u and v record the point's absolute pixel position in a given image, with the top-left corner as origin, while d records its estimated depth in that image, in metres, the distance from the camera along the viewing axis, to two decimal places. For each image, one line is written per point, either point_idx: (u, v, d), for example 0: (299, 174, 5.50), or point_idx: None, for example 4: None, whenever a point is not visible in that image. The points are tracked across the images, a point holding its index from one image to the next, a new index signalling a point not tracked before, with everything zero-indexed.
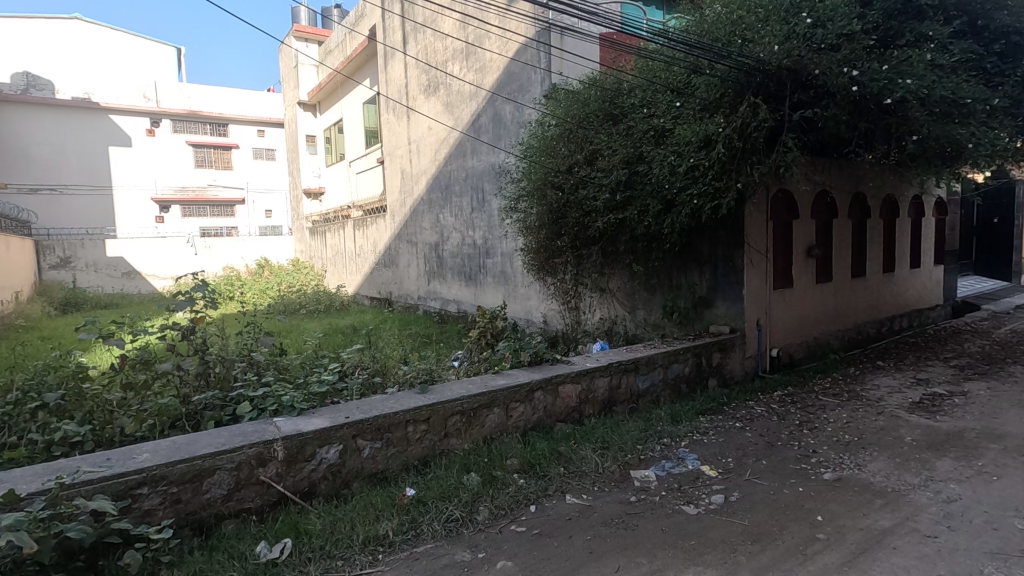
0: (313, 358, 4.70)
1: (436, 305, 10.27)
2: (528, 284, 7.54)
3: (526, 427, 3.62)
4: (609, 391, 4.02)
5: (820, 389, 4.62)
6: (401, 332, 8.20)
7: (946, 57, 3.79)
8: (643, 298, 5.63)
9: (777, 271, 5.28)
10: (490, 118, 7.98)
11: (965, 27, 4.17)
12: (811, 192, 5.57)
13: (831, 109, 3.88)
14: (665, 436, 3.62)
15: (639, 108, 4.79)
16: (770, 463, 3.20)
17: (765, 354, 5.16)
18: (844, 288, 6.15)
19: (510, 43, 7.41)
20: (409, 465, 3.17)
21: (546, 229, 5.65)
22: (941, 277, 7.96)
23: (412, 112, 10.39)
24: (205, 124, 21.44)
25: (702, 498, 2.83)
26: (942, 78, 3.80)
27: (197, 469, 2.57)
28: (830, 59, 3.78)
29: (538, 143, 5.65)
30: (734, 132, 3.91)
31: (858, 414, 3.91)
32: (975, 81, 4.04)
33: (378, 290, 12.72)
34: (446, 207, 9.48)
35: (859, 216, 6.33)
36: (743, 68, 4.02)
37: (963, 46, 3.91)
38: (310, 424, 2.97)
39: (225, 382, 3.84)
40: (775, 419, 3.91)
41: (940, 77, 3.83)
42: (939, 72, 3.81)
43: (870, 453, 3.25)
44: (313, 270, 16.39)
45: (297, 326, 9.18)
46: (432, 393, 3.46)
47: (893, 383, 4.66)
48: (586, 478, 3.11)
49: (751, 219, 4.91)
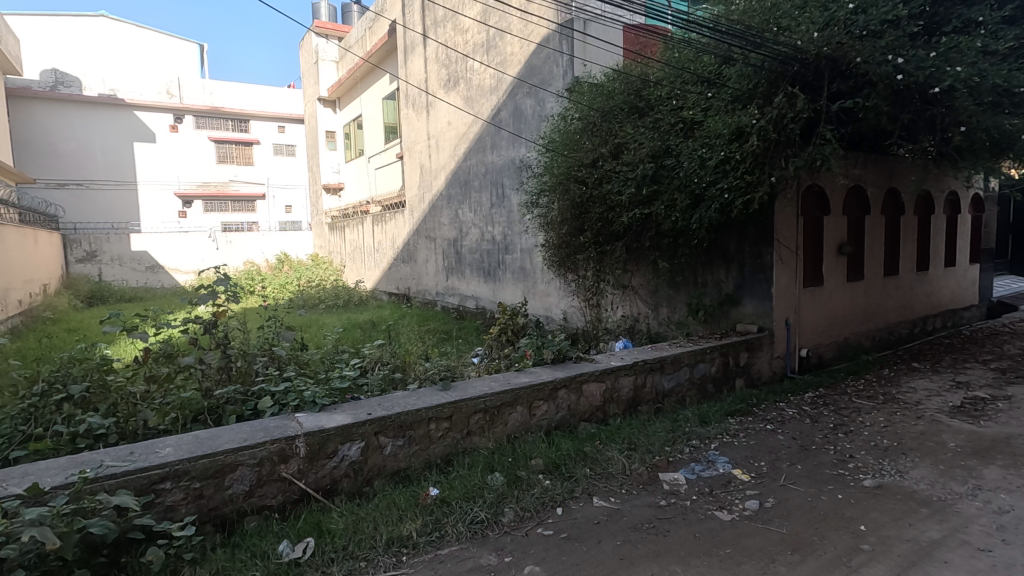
0: (334, 353, 4.68)
1: (454, 301, 10.24)
2: (548, 281, 7.46)
3: (550, 427, 3.54)
4: (634, 390, 3.92)
5: (853, 390, 4.46)
6: (419, 328, 8.17)
7: (999, 44, 3.60)
8: (667, 296, 5.51)
9: (807, 268, 5.12)
10: (511, 112, 7.89)
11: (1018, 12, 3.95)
12: (844, 187, 5.39)
13: (873, 99, 3.71)
14: (693, 438, 3.51)
15: (668, 101, 4.68)
16: (805, 467, 3.08)
17: (794, 355, 5.00)
18: (876, 287, 5.95)
19: (532, 31, 7.28)
20: (431, 464, 3.12)
21: (568, 224, 5.54)
22: (976, 276, 7.67)
23: (431, 107, 10.34)
24: (227, 120, 21.70)
25: (735, 503, 2.72)
26: (994, 65, 3.62)
27: (219, 465, 2.54)
28: (873, 47, 3.61)
29: (560, 137, 5.56)
30: (770, 123, 3.78)
31: (896, 418, 3.75)
32: None
33: (396, 286, 12.73)
34: (465, 203, 9.43)
35: (893, 213, 6.12)
36: (779, 57, 3.88)
37: (1016, 32, 3.72)
38: (332, 420, 2.93)
39: (246, 376, 3.83)
40: (807, 422, 3.78)
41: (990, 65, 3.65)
42: (990, 60, 3.61)
43: (911, 459, 3.11)
44: (332, 265, 16.54)
45: (316, 321, 9.20)
46: (455, 391, 3.40)
47: (931, 386, 4.47)
48: (614, 480, 3.02)
49: (782, 215, 4.76)
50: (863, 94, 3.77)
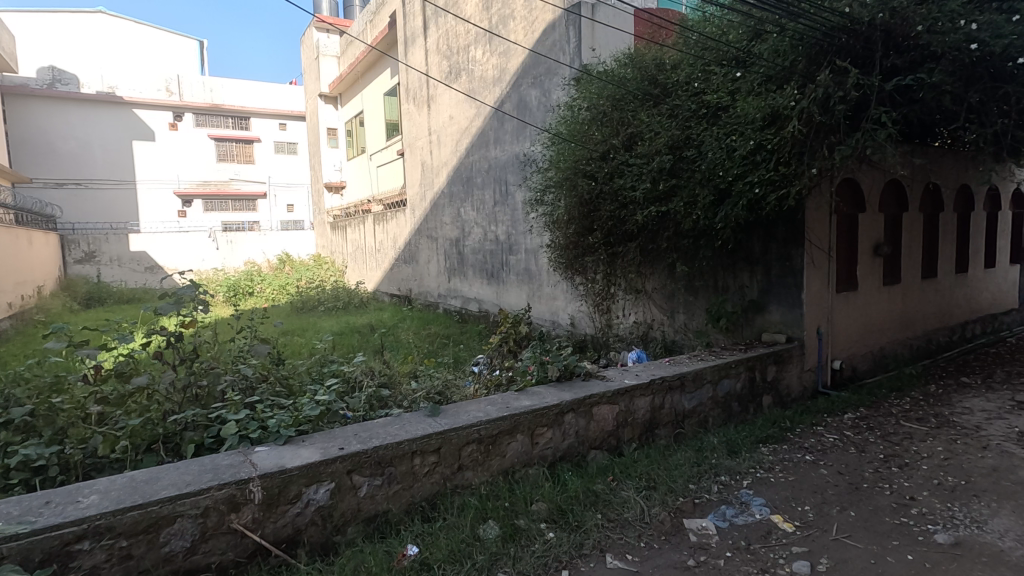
0: (316, 366, 4.11)
1: (457, 303, 9.77)
2: (554, 284, 6.96)
3: (555, 457, 3.06)
4: (651, 412, 3.43)
5: (898, 412, 3.98)
6: (419, 333, 7.71)
7: None
8: (684, 301, 5.00)
9: (841, 272, 4.61)
10: (515, 104, 7.40)
11: None
12: (880, 181, 4.87)
13: (937, 75, 3.22)
14: (722, 473, 3.04)
15: (687, 85, 4.21)
16: (859, 515, 2.62)
17: (826, 368, 4.49)
18: (913, 291, 5.41)
19: (535, 20, 6.82)
20: (414, 507, 2.65)
21: (575, 223, 5.07)
22: (1017, 277, 7.10)
23: (433, 101, 9.86)
24: (227, 117, 21.46)
25: (780, 565, 2.28)
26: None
27: (153, 518, 2.07)
28: (940, 10, 3.16)
29: (566, 129, 5.09)
30: (813, 105, 3.31)
31: (957, 449, 3.29)
32: None
33: (398, 287, 12.28)
34: (467, 201, 8.97)
35: (931, 209, 5.57)
36: (823, 27, 3.40)
37: None
38: (297, 456, 2.45)
39: (211, 400, 3.17)
40: (853, 452, 3.31)
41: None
42: None
43: (987, 505, 2.65)
44: (334, 264, 16.20)
45: (311, 326, 8.75)
46: (444, 416, 2.92)
47: (989, 407, 3.99)
48: (630, 529, 2.57)
49: (815, 212, 4.26)
50: (923, 70, 3.28)
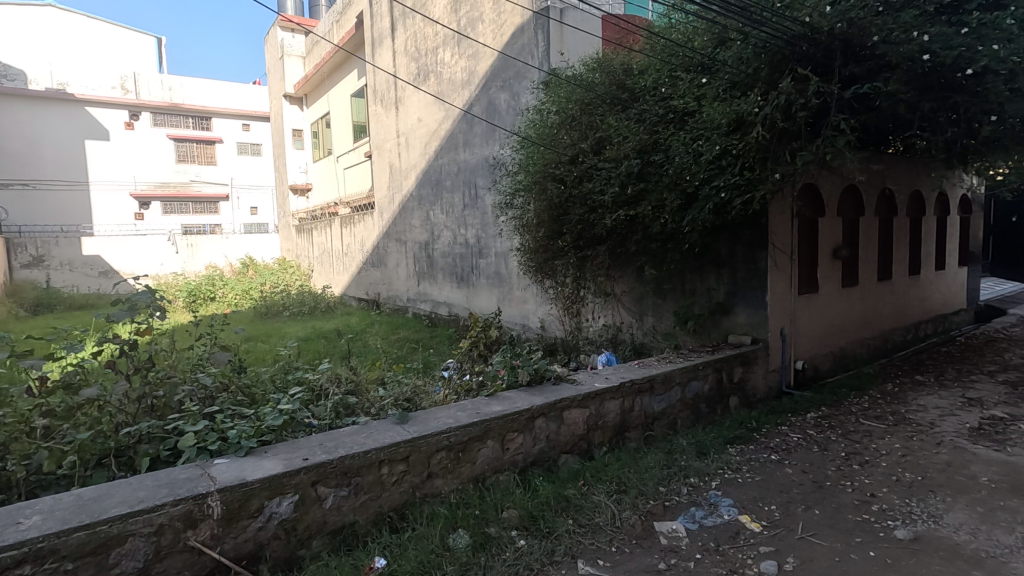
0: (279, 374, 3.96)
1: (426, 307, 9.68)
2: (525, 287, 6.95)
3: (526, 463, 3.03)
4: (621, 415, 3.43)
5: (859, 410, 4.10)
6: (387, 338, 7.59)
7: None
8: (653, 304, 5.05)
9: (803, 274, 4.72)
10: (484, 107, 7.38)
11: None
12: (839, 186, 5.02)
13: (892, 84, 3.33)
14: (691, 475, 3.07)
15: (654, 91, 4.27)
16: (823, 513, 2.68)
17: (790, 368, 4.59)
18: (871, 292, 5.60)
19: (505, 25, 6.81)
20: (382, 518, 2.58)
21: (545, 226, 5.09)
22: (965, 279, 7.42)
23: (401, 103, 9.74)
24: (187, 117, 20.82)
25: (749, 565, 2.30)
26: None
27: (103, 538, 1.95)
28: (894, 22, 3.23)
29: (536, 132, 5.10)
30: (776, 111, 3.39)
31: (914, 445, 3.40)
32: None
33: (366, 291, 12.10)
34: (436, 204, 8.89)
35: (887, 214, 5.77)
36: (785, 35, 3.50)
37: None
38: (259, 468, 2.35)
39: (167, 410, 3.02)
40: (816, 450, 3.38)
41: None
42: None
43: (943, 500, 2.74)
44: (300, 268, 15.85)
45: (276, 332, 8.53)
46: (414, 423, 2.86)
47: (943, 404, 4.14)
48: (602, 534, 2.57)
49: (778, 216, 4.37)
50: (880, 78, 3.38)
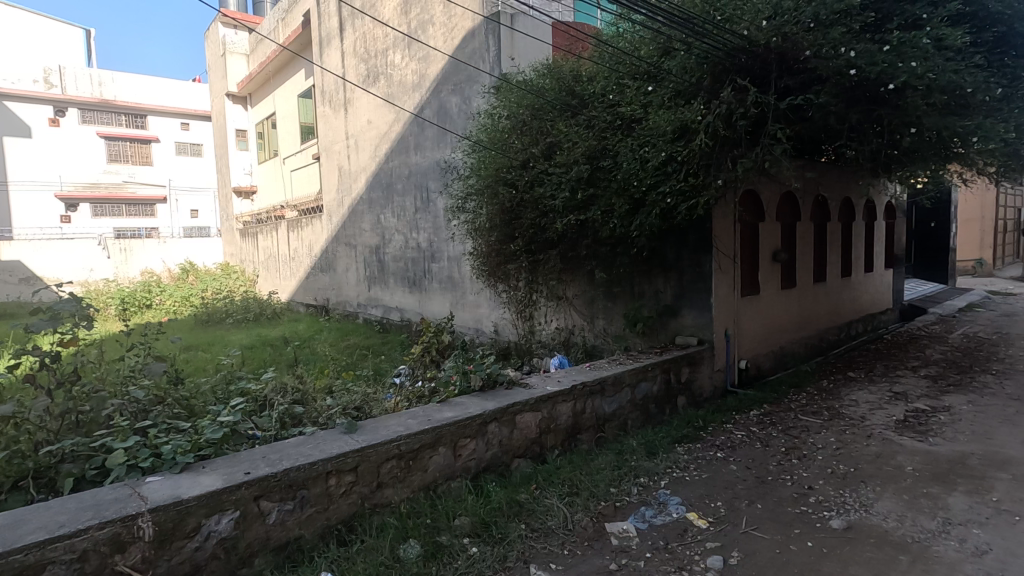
0: (221, 384, 3.77)
1: (378, 313, 9.50)
2: (478, 291, 6.93)
3: (478, 469, 3.01)
4: (573, 417, 3.46)
5: (797, 406, 4.29)
6: (337, 345, 7.39)
7: (953, 38, 3.37)
8: (604, 307, 5.13)
9: (745, 277, 4.91)
10: (435, 110, 7.32)
11: (963, 12, 3.76)
12: (777, 193, 5.26)
13: (823, 96, 3.52)
14: (641, 475, 3.13)
15: (603, 98, 4.35)
16: (765, 507, 2.78)
17: (734, 367, 4.75)
18: (807, 293, 5.88)
19: (456, 28, 6.79)
20: (329, 531, 2.49)
21: (497, 231, 5.10)
22: (891, 280, 7.92)
23: (350, 104, 9.54)
24: (120, 115, 19.72)
25: (696, 562, 2.36)
26: (950, 61, 3.41)
27: (17, 568, 1.79)
28: (824, 38, 3.40)
29: (487, 136, 5.11)
30: (717, 120, 3.52)
31: (847, 439, 3.59)
32: (979, 69, 3.64)
33: (315, 297, 11.77)
34: (387, 207, 8.74)
35: (821, 219, 6.09)
36: (725, 47, 3.65)
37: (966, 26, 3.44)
38: (196, 485, 2.23)
39: (95, 426, 2.80)
40: (758, 447, 3.52)
41: (944, 60, 3.42)
42: (945, 55, 3.36)
43: (873, 489, 2.90)
44: (244, 273, 15.25)
45: (218, 340, 8.14)
46: (363, 432, 2.79)
47: (872, 399, 4.40)
48: (554, 537, 2.58)
49: (721, 221, 4.53)
50: (812, 90, 3.57)
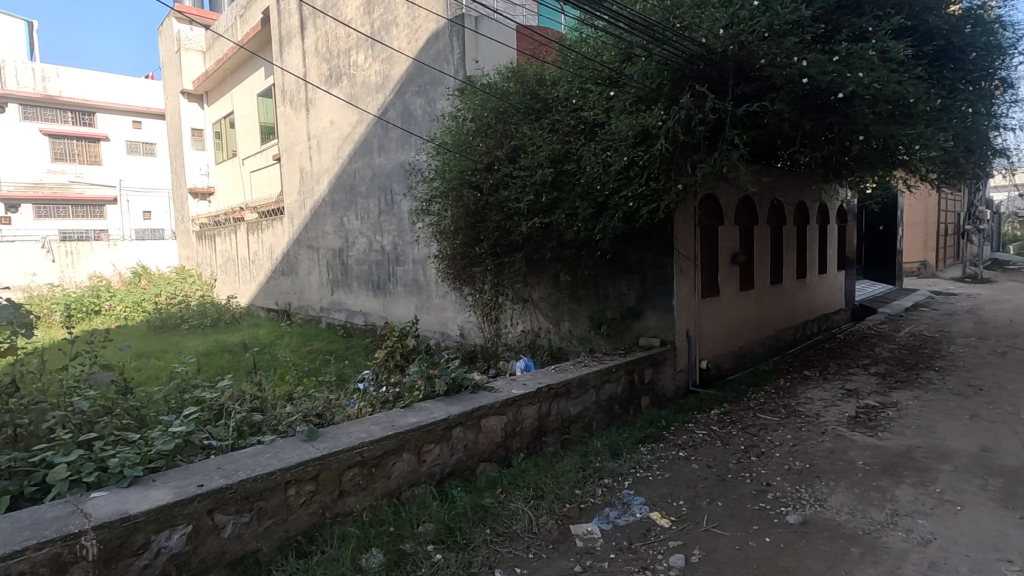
0: (175, 393, 3.62)
1: (341, 317, 9.32)
2: (443, 294, 6.87)
3: (443, 474, 2.98)
4: (539, 420, 3.46)
5: (756, 405, 4.41)
6: (298, 350, 7.21)
7: (897, 50, 3.54)
8: (569, 309, 5.16)
9: (705, 279, 5.03)
10: (400, 112, 7.23)
11: (905, 26, 3.96)
12: (736, 197, 5.41)
13: (778, 104, 3.64)
14: (605, 476, 3.15)
15: (566, 102, 4.38)
16: (725, 504, 2.85)
17: (695, 367, 4.85)
18: (765, 294, 6.06)
19: (420, 30, 6.74)
20: (288, 543, 2.42)
21: (462, 233, 5.09)
22: (843, 282, 8.23)
23: (312, 105, 9.35)
24: (66, 111, 18.83)
25: (659, 561, 2.39)
26: (894, 73, 3.58)
27: None
28: (777, 47, 3.52)
29: (451, 138, 5.08)
30: (677, 125, 3.60)
31: (803, 435, 3.71)
32: (921, 80, 3.83)
33: (275, 301, 11.47)
34: (350, 210, 8.60)
35: (777, 223, 6.28)
36: (684, 54, 3.73)
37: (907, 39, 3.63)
38: (145, 499, 2.12)
39: (35, 440, 2.63)
40: (718, 445, 3.60)
41: (888, 71, 3.60)
42: (890, 66, 3.53)
43: (827, 484, 3.00)
44: (201, 277, 14.75)
45: (172, 347, 7.83)
46: (324, 440, 2.72)
47: (826, 396, 4.56)
48: (519, 541, 2.58)
49: (682, 225, 4.62)
50: (767, 98, 3.69)
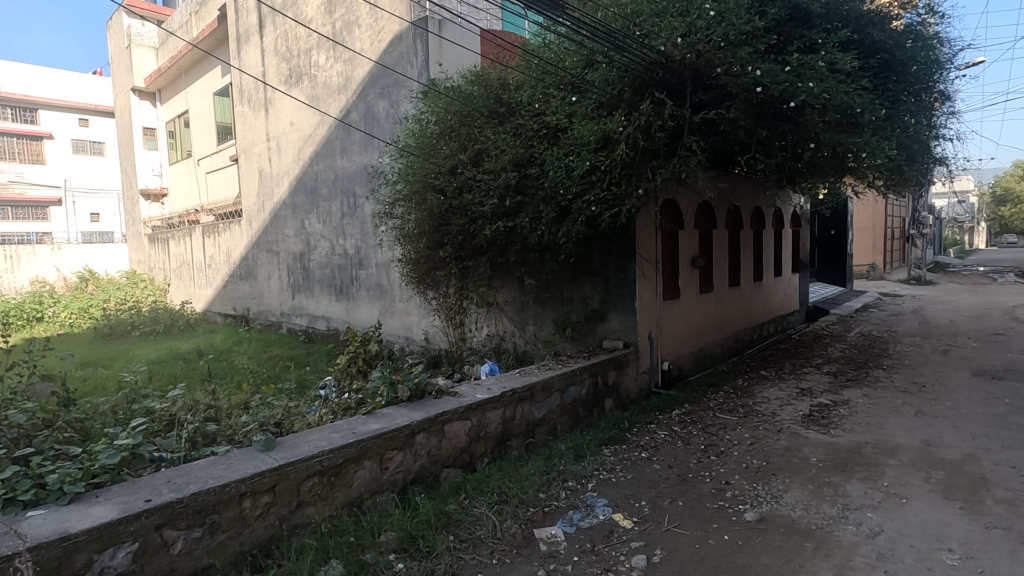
0: (123, 403, 3.46)
1: (302, 322, 9.11)
2: (407, 299, 6.80)
3: (405, 482, 2.93)
4: (503, 424, 3.45)
5: (715, 405, 4.52)
6: (257, 357, 7.00)
7: (845, 62, 3.70)
8: (534, 313, 5.18)
9: (666, 282, 5.12)
10: (362, 114, 7.13)
11: (851, 39, 4.14)
12: (695, 202, 5.54)
13: (734, 112, 3.74)
14: (569, 479, 3.17)
15: (529, 106, 4.40)
16: (686, 503, 2.89)
17: (657, 369, 4.93)
18: (723, 297, 6.22)
19: (383, 31, 6.67)
20: (243, 558, 2.33)
21: (426, 237, 5.05)
22: (797, 284, 8.53)
23: (271, 105, 9.12)
24: (5, 107, 17.86)
25: (622, 562, 2.41)
26: (843, 84, 3.73)
27: None
28: (733, 57, 3.62)
29: (414, 141, 5.04)
30: (637, 131, 3.66)
31: (760, 434, 3.81)
32: (867, 91, 4.00)
33: (233, 306, 11.13)
34: (312, 213, 8.42)
35: (735, 227, 6.46)
36: (644, 61, 3.79)
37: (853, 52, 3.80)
38: (87, 517, 2.01)
39: None
40: (679, 445, 3.66)
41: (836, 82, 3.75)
42: (838, 78, 3.69)
43: (782, 481, 3.09)
44: (153, 282, 14.17)
45: (121, 355, 7.48)
46: (282, 449, 2.64)
47: (782, 395, 4.70)
48: (482, 547, 2.56)
49: (644, 229, 4.70)
50: (724, 106, 3.79)
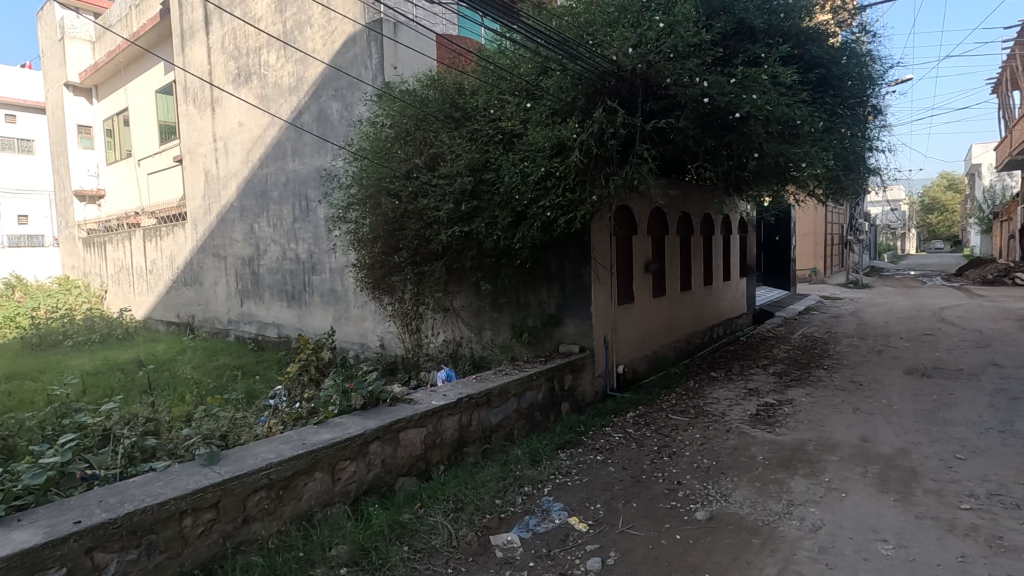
0: (51, 419, 3.22)
1: (251, 329, 8.79)
2: (362, 304, 6.67)
3: (358, 492, 2.86)
4: (459, 430, 3.42)
5: (668, 406, 4.62)
6: (203, 366, 6.70)
7: (786, 76, 3.87)
8: (491, 318, 5.17)
9: (620, 286, 5.21)
10: (315, 116, 6.96)
11: (792, 54, 4.34)
12: (648, 208, 5.67)
13: (683, 121, 3.85)
14: (525, 484, 3.16)
15: (485, 111, 4.41)
16: (640, 505, 2.94)
17: (612, 372, 5.00)
18: (675, 301, 6.38)
19: (335, 32, 6.54)
20: None
21: (381, 241, 4.98)
22: (745, 288, 8.85)
23: (217, 104, 8.79)
24: None
25: (577, 565, 2.42)
26: (784, 96, 3.90)
27: None
28: (681, 67, 3.73)
29: (368, 144, 4.96)
30: (591, 138, 3.72)
31: (710, 434, 3.92)
32: (806, 104, 4.20)
33: (177, 313, 10.63)
34: (261, 216, 8.15)
35: (686, 233, 6.64)
36: (596, 70, 3.86)
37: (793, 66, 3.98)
38: (7, 542, 1.86)
39: None
40: (634, 447, 3.73)
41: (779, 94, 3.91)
42: (780, 90, 3.85)
43: (731, 480, 3.18)
44: (89, 288, 13.38)
45: (52, 367, 7.01)
46: (227, 462, 2.53)
47: (731, 396, 4.86)
48: (437, 557, 2.52)
49: (598, 235, 4.77)
50: (673, 115, 3.90)
